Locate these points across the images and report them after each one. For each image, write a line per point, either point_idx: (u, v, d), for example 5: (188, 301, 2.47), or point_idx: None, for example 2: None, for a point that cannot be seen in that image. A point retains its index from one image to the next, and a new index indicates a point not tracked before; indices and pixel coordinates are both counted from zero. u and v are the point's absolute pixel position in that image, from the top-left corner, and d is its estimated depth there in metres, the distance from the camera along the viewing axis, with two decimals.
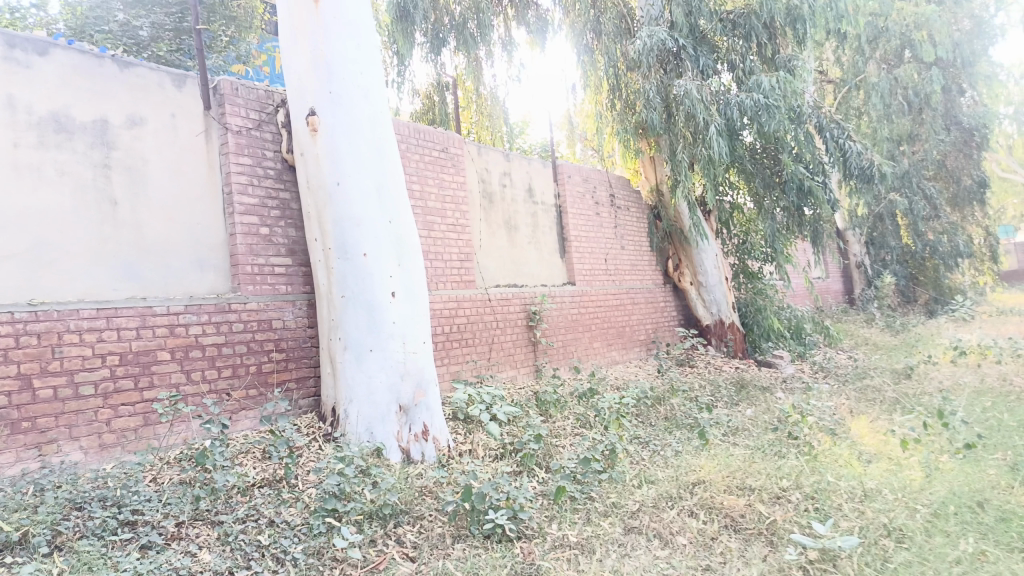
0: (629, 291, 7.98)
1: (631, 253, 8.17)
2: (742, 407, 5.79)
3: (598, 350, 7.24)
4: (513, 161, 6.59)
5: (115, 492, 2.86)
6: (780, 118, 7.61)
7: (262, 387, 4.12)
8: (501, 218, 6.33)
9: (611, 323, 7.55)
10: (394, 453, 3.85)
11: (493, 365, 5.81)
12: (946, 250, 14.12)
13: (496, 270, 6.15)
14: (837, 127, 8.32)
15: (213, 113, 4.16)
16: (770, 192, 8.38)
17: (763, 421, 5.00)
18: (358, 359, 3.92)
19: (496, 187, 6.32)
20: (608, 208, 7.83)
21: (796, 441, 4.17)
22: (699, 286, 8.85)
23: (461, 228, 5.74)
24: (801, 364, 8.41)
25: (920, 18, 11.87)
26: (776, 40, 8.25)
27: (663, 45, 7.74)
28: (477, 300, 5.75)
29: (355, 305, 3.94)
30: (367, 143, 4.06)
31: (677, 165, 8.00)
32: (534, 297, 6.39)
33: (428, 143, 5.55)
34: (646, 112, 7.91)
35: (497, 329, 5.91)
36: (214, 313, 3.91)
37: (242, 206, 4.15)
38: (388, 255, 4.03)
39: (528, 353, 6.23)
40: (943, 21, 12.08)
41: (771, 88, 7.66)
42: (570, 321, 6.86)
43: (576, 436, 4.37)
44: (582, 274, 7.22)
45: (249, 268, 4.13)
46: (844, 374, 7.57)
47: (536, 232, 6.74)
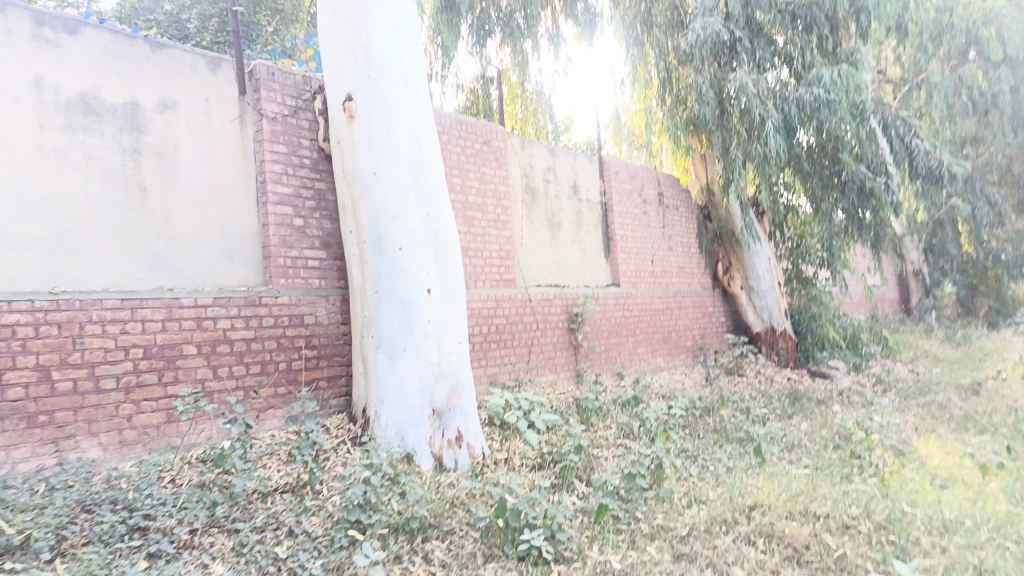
0: (676, 294, 7.65)
1: (679, 255, 7.84)
2: (796, 420, 5.44)
3: (642, 356, 6.93)
4: (558, 156, 6.34)
5: (126, 495, 2.73)
6: (841, 115, 7.27)
7: (291, 385, 3.94)
8: (544, 215, 6.09)
9: (656, 327, 7.24)
10: (426, 459, 3.64)
11: (532, 368, 5.57)
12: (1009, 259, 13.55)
13: (537, 269, 5.91)
14: (903, 125, 7.89)
15: (248, 98, 4.02)
16: (828, 193, 7.97)
17: (821, 437, 4.65)
18: (390, 359, 3.72)
19: (540, 183, 6.07)
20: (656, 208, 7.52)
21: (860, 461, 3.83)
22: (749, 290, 8.47)
23: (502, 224, 5.51)
24: (858, 376, 7.96)
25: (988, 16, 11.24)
26: (838, 32, 7.79)
27: (718, 38, 7.39)
28: (516, 300, 5.51)
29: (389, 302, 3.73)
30: (406, 132, 3.85)
31: (729, 163, 7.69)
32: (576, 299, 6.13)
33: (471, 136, 5.34)
34: (698, 107, 7.56)
35: (538, 330, 5.67)
36: (243, 307, 3.74)
37: (276, 196, 3.98)
38: (424, 250, 3.82)
39: (569, 356, 5.96)
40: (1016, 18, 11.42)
41: (834, 82, 7.27)
42: (614, 325, 6.58)
43: (619, 447, 4.10)
44: (628, 276, 6.92)
45: (282, 260, 3.96)
46: (906, 388, 7.11)
47: (580, 230, 6.47)
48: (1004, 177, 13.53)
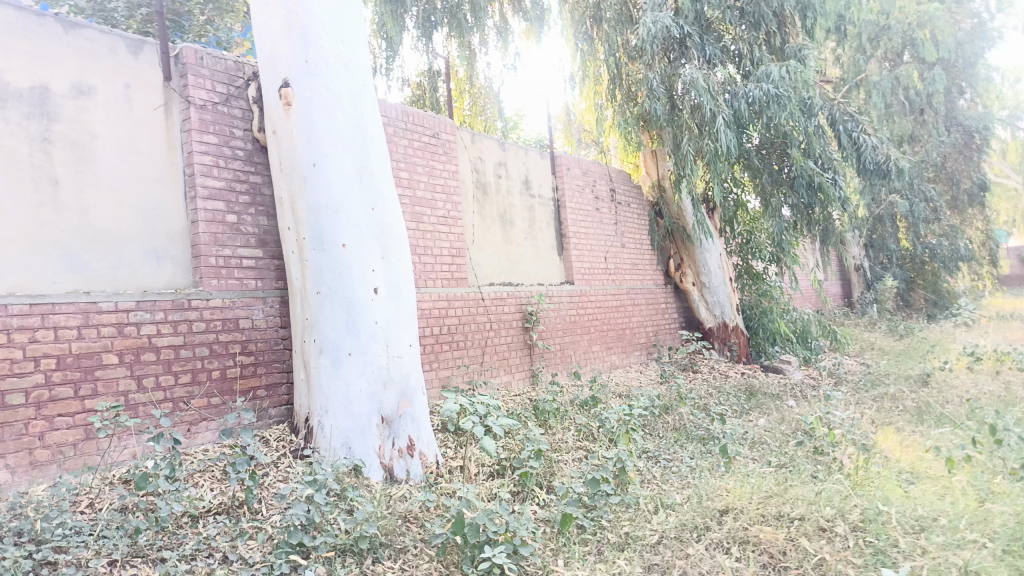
0: (629, 292, 7.54)
1: (632, 251, 7.74)
2: (754, 416, 5.37)
3: (597, 354, 6.79)
4: (509, 151, 6.14)
5: (34, 524, 2.42)
6: (790, 110, 7.25)
7: (226, 395, 3.64)
8: (496, 211, 5.88)
9: (610, 325, 7.11)
10: (375, 471, 3.39)
11: (487, 370, 5.36)
12: (945, 253, 14.01)
13: (489, 267, 5.69)
14: (851, 120, 7.94)
15: (174, 84, 3.69)
16: (777, 188, 7.99)
17: (782, 433, 4.56)
18: (334, 365, 3.46)
19: (491, 178, 5.87)
20: (608, 204, 7.39)
21: (825, 459, 3.74)
22: (702, 286, 8.43)
23: (452, 220, 5.28)
24: (809, 369, 7.99)
25: (922, 16, 11.53)
26: (785, 28, 7.85)
27: (669, 32, 7.32)
28: (468, 299, 5.29)
29: (333, 303, 3.47)
30: (348, 121, 3.59)
31: (680, 159, 7.61)
32: (530, 297, 5.94)
33: (418, 128, 5.09)
34: (649, 102, 7.48)
35: (491, 330, 5.46)
36: (170, 311, 3.43)
37: (206, 190, 3.67)
38: (370, 247, 3.56)
39: (523, 357, 5.77)
40: (947, 20, 11.79)
41: (781, 78, 7.27)
42: (568, 323, 6.42)
43: (579, 451, 3.93)
44: (581, 273, 6.77)
45: (213, 260, 3.66)
46: (857, 380, 7.15)
47: (533, 226, 6.28)
48: (938, 173, 13.91)
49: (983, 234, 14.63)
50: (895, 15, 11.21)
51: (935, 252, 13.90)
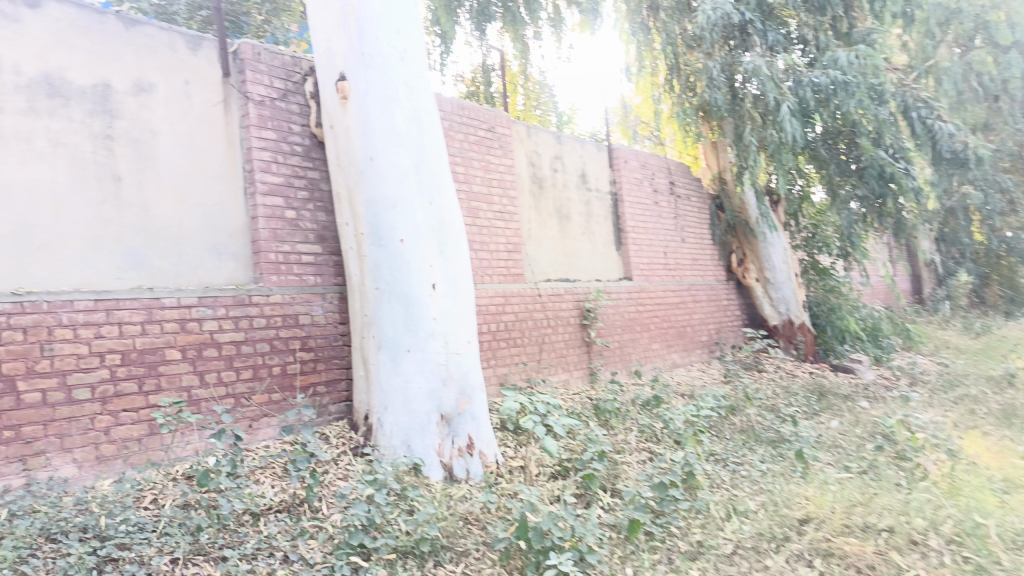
0: (690, 288, 7.33)
1: (692, 246, 7.52)
2: (825, 418, 5.13)
3: (657, 352, 6.61)
4: (565, 144, 6.00)
5: (99, 519, 2.42)
6: (859, 97, 6.93)
7: (286, 391, 3.63)
8: (552, 205, 5.76)
9: (671, 322, 6.92)
10: (435, 471, 3.33)
11: (545, 368, 5.25)
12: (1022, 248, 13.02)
13: (546, 262, 5.58)
14: (925, 106, 7.52)
15: (232, 80, 3.69)
16: (846, 179, 7.65)
17: (857, 436, 4.33)
18: (393, 362, 3.40)
19: (547, 172, 5.75)
20: (667, 198, 7.19)
21: (909, 466, 3.51)
22: (765, 282, 8.15)
23: (509, 215, 5.19)
24: (881, 369, 7.65)
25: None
26: (853, 13, 7.51)
27: (731, 19, 7.08)
28: (526, 295, 5.19)
29: (391, 299, 3.42)
30: (404, 113, 3.53)
31: (742, 151, 7.35)
32: (588, 293, 5.81)
33: (474, 122, 5.01)
34: (709, 93, 7.24)
35: (548, 328, 5.35)
36: (232, 307, 3.43)
37: (266, 186, 3.66)
38: (428, 242, 3.49)
39: (582, 354, 5.64)
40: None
41: (850, 64, 6.95)
42: (627, 320, 6.25)
43: (643, 453, 3.81)
44: (640, 269, 6.59)
45: (273, 256, 3.65)
46: (933, 381, 6.80)
47: (590, 221, 6.14)
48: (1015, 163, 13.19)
49: None
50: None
51: (1013, 246, 13.21)
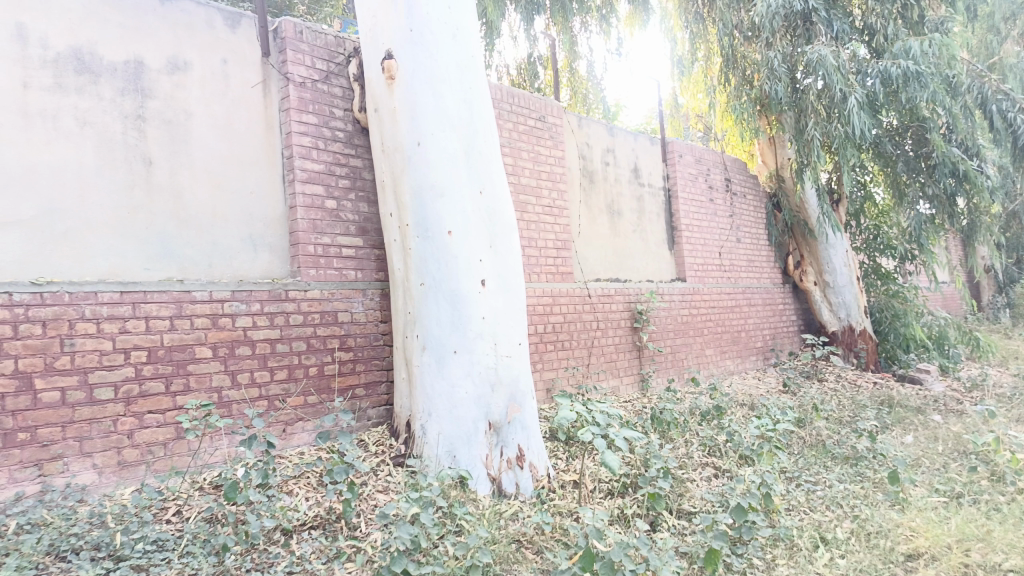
0: (745, 291, 6.94)
1: (747, 247, 7.13)
2: (900, 434, 4.74)
3: (710, 359, 6.25)
4: (617, 137, 5.68)
5: (114, 536, 2.20)
6: (933, 88, 6.47)
7: (323, 394, 3.38)
8: (603, 200, 5.44)
9: (725, 327, 6.54)
10: (482, 484, 3.04)
11: (594, 374, 4.94)
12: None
13: (597, 261, 5.27)
14: (1006, 99, 7.01)
15: (273, 60, 3.46)
16: (914, 177, 7.24)
17: (943, 455, 3.95)
18: (439, 365, 3.12)
19: (598, 165, 5.43)
20: (723, 195, 6.81)
21: (1013, 494, 3.13)
22: (824, 286, 7.72)
23: (558, 210, 4.88)
24: (951, 381, 7.18)
25: None
26: (924, 0, 6.94)
27: (792, 8, 6.72)
28: (575, 296, 4.88)
29: (437, 295, 3.14)
30: (454, 95, 3.25)
31: (804, 146, 6.94)
32: (639, 294, 5.47)
33: (523, 110, 4.72)
34: (768, 84, 6.88)
35: (598, 330, 5.02)
36: (267, 302, 3.19)
37: (305, 173, 3.42)
38: (478, 235, 3.21)
39: (632, 360, 5.30)
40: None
41: (923, 53, 6.50)
42: (680, 324, 5.90)
43: (707, 468, 3.59)
44: (694, 270, 6.23)
45: (312, 248, 3.41)
46: (1011, 394, 6.33)
47: (642, 218, 5.81)
48: None
49: None
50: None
51: None
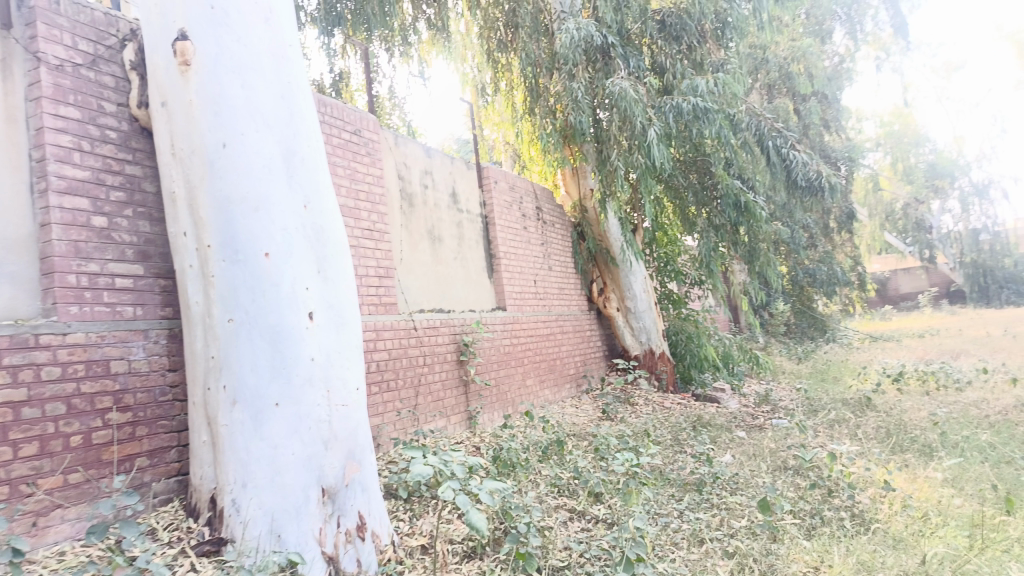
0: (558, 318, 6.87)
1: (558, 275, 7.10)
2: (722, 453, 4.85)
3: (531, 389, 6.06)
4: (434, 158, 5.34)
5: None
6: (719, 124, 6.98)
7: (92, 470, 2.57)
8: (423, 225, 5.03)
9: (543, 356, 6.40)
10: (317, 568, 2.45)
11: (422, 415, 4.50)
12: (825, 278, 13.39)
13: (419, 290, 4.84)
14: (779, 137, 7.86)
15: (15, 35, 2.63)
16: (703, 207, 7.74)
17: (774, 475, 4.05)
18: (255, 422, 2.48)
19: (417, 188, 5.03)
20: (534, 223, 6.71)
21: (856, 510, 3.25)
22: (626, 312, 7.93)
23: (379, 234, 4.40)
24: (742, 397, 7.72)
25: (796, 51, 11.46)
26: (705, 44, 7.50)
27: (592, 41, 6.80)
28: (400, 330, 4.43)
29: (251, 333, 2.50)
30: (268, 90, 2.69)
31: (608, 176, 7.09)
32: (463, 325, 5.15)
33: (338, 123, 4.22)
34: (573, 115, 6.84)
35: (424, 367, 4.61)
36: (7, 353, 2.35)
37: (63, 181, 2.62)
38: (302, 258, 2.65)
39: (459, 396, 4.95)
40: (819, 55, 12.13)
41: (708, 91, 6.95)
42: (503, 355, 5.64)
43: (563, 511, 3.31)
44: (513, 298, 6.02)
45: (73, 279, 2.60)
46: (796, 406, 6.91)
47: (461, 245, 5.49)
48: None
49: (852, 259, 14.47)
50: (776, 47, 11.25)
51: (814, 277, 13.65)
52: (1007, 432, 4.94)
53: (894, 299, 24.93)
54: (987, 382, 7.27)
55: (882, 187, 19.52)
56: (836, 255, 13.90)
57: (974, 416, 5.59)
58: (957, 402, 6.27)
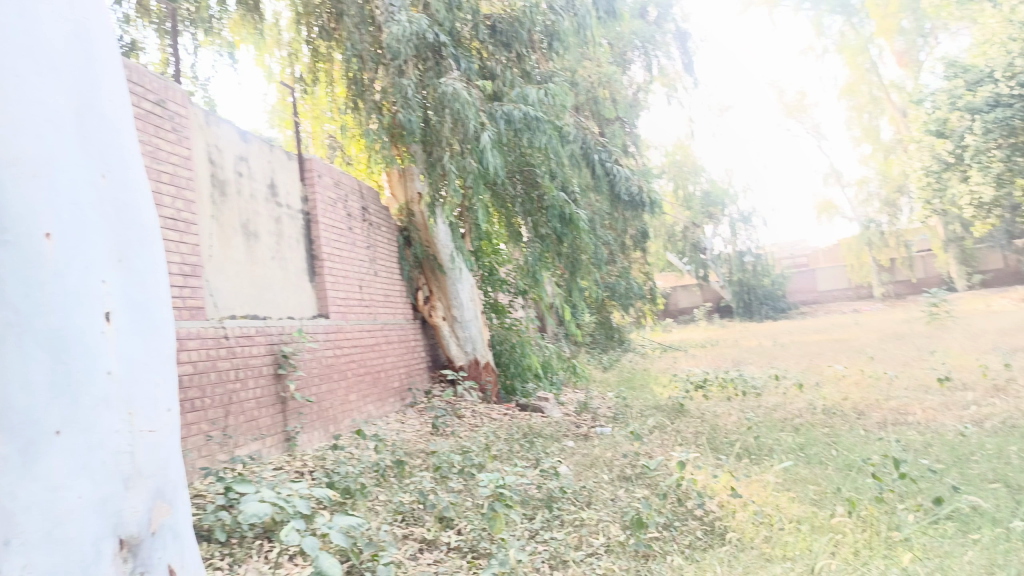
0: (382, 327, 6.42)
1: (383, 281, 6.65)
2: (560, 463, 4.72)
3: (354, 405, 5.57)
4: (250, 144, 4.72)
5: None
6: (548, 133, 6.95)
7: None
8: (235, 217, 4.39)
9: (366, 368, 5.92)
10: None
11: (233, 439, 3.88)
12: (623, 291, 13.94)
13: (232, 294, 4.20)
14: (604, 151, 8.36)
15: None
16: (529, 218, 7.72)
17: (618, 487, 3.97)
18: (25, 461, 1.82)
19: (230, 176, 4.39)
20: (360, 224, 6.23)
21: (712, 520, 3.24)
22: (452, 321, 7.66)
23: (185, 224, 3.75)
24: (563, 406, 7.78)
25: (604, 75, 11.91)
26: (533, 53, 7.49)
27: (425, 38, 6.39)
28: (207, 339, 3.79)
29: (22, 339, 1.85)
30: (57, 25, 2.08)
31: (437, 179, 6.78)
32: (282, 335, 4.58)
33: (139, 90, 3.54)
34: (402, 113, 6.42)
35: (235, 382, 4.00)
36: None
37: None
38: (100, 243, 2.07)
39: (275, 415, 4.38)
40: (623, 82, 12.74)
41: (537, 100, 6.92)
42: (325, 368, 5.11)
43: (414, 541, 2.95)
44: (336, 305, 5.50)
45: None
46: (618, 413, 7.06)
47: (281, 243, 4.90)
48: None
49: (644, 274, 15.01)
50: (584, 71, 11.45)
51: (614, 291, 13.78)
52: (808, 433, 5.31)
53: (675, 314, 27.19)
54: (778, 387, 7.94)
55: (668, 210, 21.10)
56: (635, 271, 14.68)
57: (778, 419, 5.98)
58: (758, 406, 6.73)
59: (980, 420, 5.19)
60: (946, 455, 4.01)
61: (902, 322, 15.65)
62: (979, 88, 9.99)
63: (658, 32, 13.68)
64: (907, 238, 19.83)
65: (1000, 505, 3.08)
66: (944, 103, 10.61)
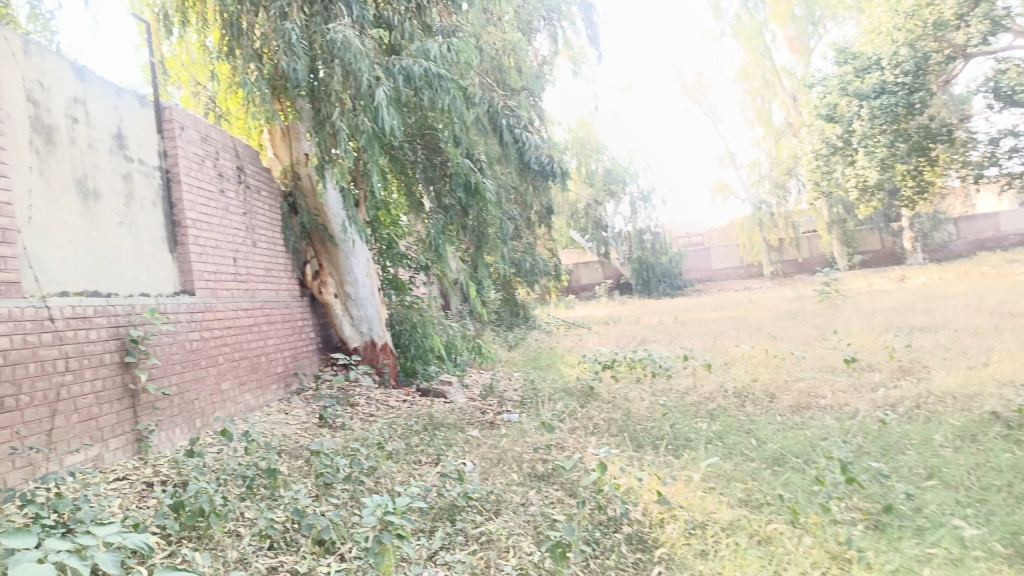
0: (263, 305, 5.68)
1: (264, 253, 5.90)
2: (463, 459, 4.19)
3: (227, 396, 4.85)
4: (89, 83, 3.88)
5: None
6: (452, 93, 6.31)
7: None
8: (67, 170, 3.58)
9: (243, 352, 5.19)
10: None
11: (60, 446, 3.14)
12: (528, 268, 13.24)
13: (62, 266, 3.41)
14: (512, 116, 7.81)
15: None
16: (431, 186, 7.09)
17: (531, 490, 3.51)
18: None
19: (60, 119, 3.56)
20: (234, 186, 5.44)
21: (638, 533, 2.83)
22: (345, 298, 6.97)
23: None
24: (467, 391, 7.28)
25: (510, 43, 11.23)
26: (435, 5, 6.81)
27: None
28: (25, 323, 3.02)
29: None
30: None
31: (326, 139, 6.01)
32: (133, 316, 3.82)
33: None
34: (284, 61, 5.59)
35: (66, 375, 3.25)
36: None
37: None
38: None
39: (124, 414, 3.65)
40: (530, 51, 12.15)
41: (440, 56, 6.25)
42: (189, 354, 4.37)
43: None
44: (203, 280, 4.73)
45: None
46: (525, 397, 6.62)
47: (131, 206, 4.11)
48: None
49: (549, 251, 14.67)
50: (488, 36, 10.74)
51: (519, 267, 13.18)
52: (725, 420, 5.03)
53: (576, 290, 27.32)
54: (686, 369, 7.74)
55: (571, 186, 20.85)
56: (540, 247, 14.30)
57: (691, 404, 5.69)
58: (671, 389, 6.46)
59: (892, 405, 5.07)
60: (871, 446, 3.79)
61: (795, 300, 16.09)
62: (868, 74, 10.07)
63: (564, 2, 13.04)
64: (793, 219, 21.64)
65: (942, 506, 2.84)
66: (835, 88, 10.77)
